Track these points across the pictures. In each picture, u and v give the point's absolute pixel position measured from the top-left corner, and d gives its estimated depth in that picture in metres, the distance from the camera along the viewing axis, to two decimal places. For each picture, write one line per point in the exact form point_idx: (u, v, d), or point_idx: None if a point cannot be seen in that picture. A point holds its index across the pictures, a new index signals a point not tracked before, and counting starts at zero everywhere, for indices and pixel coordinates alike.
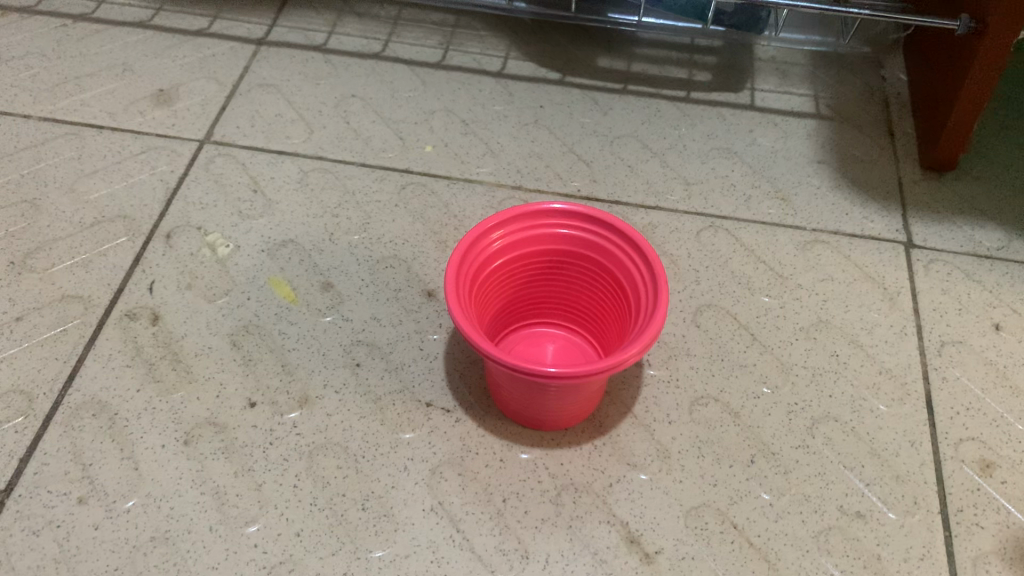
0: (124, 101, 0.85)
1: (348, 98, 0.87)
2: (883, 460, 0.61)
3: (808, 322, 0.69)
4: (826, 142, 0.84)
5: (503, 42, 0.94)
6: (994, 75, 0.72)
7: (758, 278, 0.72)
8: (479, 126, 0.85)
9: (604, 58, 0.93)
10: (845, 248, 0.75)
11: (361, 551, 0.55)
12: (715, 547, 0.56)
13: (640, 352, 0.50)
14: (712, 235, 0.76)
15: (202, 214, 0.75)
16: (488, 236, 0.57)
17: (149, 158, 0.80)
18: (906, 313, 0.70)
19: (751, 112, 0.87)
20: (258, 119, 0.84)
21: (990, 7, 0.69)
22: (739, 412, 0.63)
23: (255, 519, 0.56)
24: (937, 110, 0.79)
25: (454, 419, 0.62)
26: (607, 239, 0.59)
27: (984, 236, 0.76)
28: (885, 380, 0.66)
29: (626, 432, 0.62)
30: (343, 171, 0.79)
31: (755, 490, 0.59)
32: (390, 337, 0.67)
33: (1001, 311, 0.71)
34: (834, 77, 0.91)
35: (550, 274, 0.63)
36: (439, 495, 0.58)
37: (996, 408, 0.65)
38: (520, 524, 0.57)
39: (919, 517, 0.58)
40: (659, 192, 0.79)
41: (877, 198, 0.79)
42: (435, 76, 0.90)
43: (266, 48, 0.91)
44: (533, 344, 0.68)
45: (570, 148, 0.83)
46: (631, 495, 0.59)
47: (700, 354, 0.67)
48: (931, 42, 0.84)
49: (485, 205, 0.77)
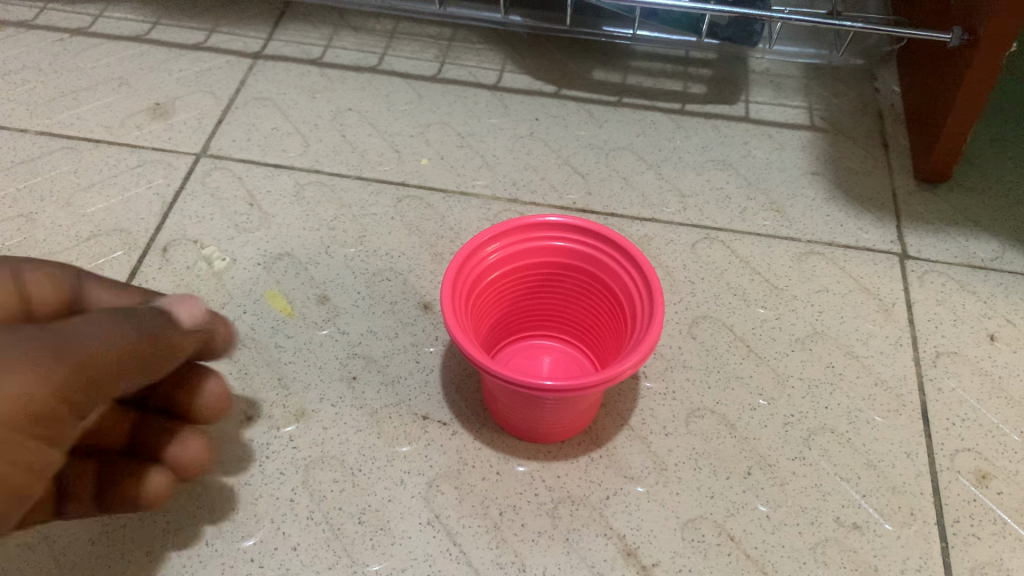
0: (121, 115, 0.85)
1: (344, 112, 0.87)
2: (879, 472, 0.61)
3: (803, 333, 0.70)
4: (821, 154, 0.85)
5: (499, 55, 0.94)
6: (987, 86, 0.72)
7: (753, 290, 0.73)
8: (475, 140, 0.85)
9: (600, 71, 0.93)
10: (840, 260, 0.75)
11: (357, 566, 0.55)
12: (711, 560, 0.56)
13: (634, 365, 0.49)
14: (707, 247, 0.76)
15: (199, 226, 0.75)
16: (484, 248, 0.57)
17: (146, 171, 0.80)
18: (900, 324, 0.70)
19: (745, 124, 0.88)
20: (255, 132, 0.84)
21: (982, 19, 0.70)
22: (736, 424, 0.64)
23: (251, 534, 0.56)
24: (931, 122, 0.80)
25: (451, 431, 0.62)
26: (604, 253, 0.59)
27: (978, 247, 0.76)
28: (880, 392, 0.66)
29: (622, 444, 0.62)
30: (339, 184, 0.80)
31: (752, 501, 0.59)
32: (386, 350, 0.67)
33: (995, 321, 0.71)
34: (828, 90, 0.91)
35: (546, 286, 0.63)
36: (436, 508, 0.58)
37: (991, 418, 0.65)
38: (517, 537, 0.57)
39: (916, 528, 0.58)
40: (655, 205, 0.80)
41: (872, 209, 0.80)
42: (431, 89, 0.90)
43: (263, 62, 0.92)
44: (529, 356, 0.68)
45: (565, 161, 0.83)
46: (628, 508, 0.59)
47: (696, 365, 0.67)
48: (924, 53, 0.84)
49: (481, 218, 0.78)
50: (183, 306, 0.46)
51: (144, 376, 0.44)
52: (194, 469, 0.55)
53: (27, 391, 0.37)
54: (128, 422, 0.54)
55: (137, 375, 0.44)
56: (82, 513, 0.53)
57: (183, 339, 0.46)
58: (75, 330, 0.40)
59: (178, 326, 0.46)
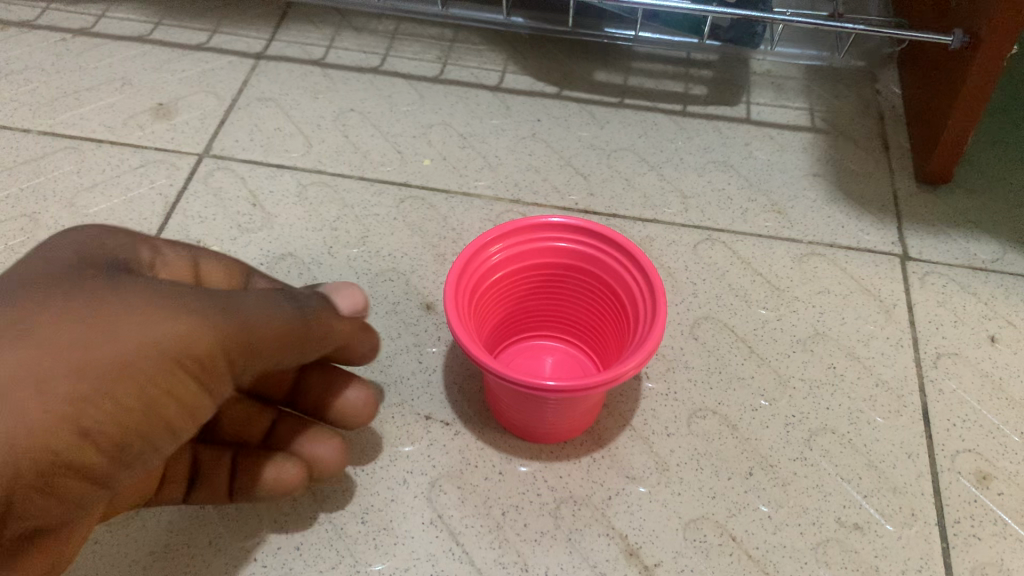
0: (123, 115, 0.85)
1: (347, 112, 0.87)
2: (880, 472, 0.62)
3: (804, 334, 0.70)
4: (821, 155, 0.85)
5: (501, 56, 0.95)
6: (988, 88, 0.72)
7: (754, 291, 0.73)
8: (477, 141, 0.85)
9: (601, 73, 0.93)
10: (842, 261, 0.76)
11: (360, 565, 0.55)
12: (713, 560, 0.56)
13: (636, 366, 0.50)
14: (708, 248, 0.76)
15: (201, 226, 0.75)
16: (488, 249, 0.58)
17: (149, 171, 0.80)
18: (902, 325, 0.71)
19: (747, 125, 0.88)
20: (258, 132, 0.84)
21: (983, 21, 0.70)
22: (737, 424, 0.64)
23: (254, 533, 0.57)
24: (932, 124, 0.80)
25: (453, 432, 0.62)
26: (607, 253, 0.59)
27: (979, 249, 0.77)
28: (882, 393, 0.66)
29: (624, 445, 0.62)
30: (342, 184, 0.80)
31: (753, 502, 0.59)
32: (388, 350, 0.67)
33: (996, 323, 0.71)
34: (829, 92, 0.92)
35: (549, 287, 0.64)
36: (438, 508, 0.58)
37: (991, 419, 0.65)
38: (519, 537, 0.57)
39: (917, 528, 0.59)
40: (656, 206, 0.80)
41: (872, 210, 0.80)
42: (433, 90, 0.90)
43: (265, 62, 0.92)
44: (532, 356, 0.68)
45: (567, 162, 0.84)
46: (630, 508, 0.59)
47: (698, 366, 0.67)
48: (925, 55, 0.84)
49: (483, 219, 0.78)
50: (346, 296, 0.52)
51: (301, 354, 0.49)
52: (328, 473, 0.57)
53: (215, 325, 0.43)
54: (268, 417, 0.58)
55: (295, 351, 0.48)
56: (209, 499, 0.55)
57: (339, 325, 0.51)
58: (246, 301, 0.46)
59: (344, 312, 0.52)
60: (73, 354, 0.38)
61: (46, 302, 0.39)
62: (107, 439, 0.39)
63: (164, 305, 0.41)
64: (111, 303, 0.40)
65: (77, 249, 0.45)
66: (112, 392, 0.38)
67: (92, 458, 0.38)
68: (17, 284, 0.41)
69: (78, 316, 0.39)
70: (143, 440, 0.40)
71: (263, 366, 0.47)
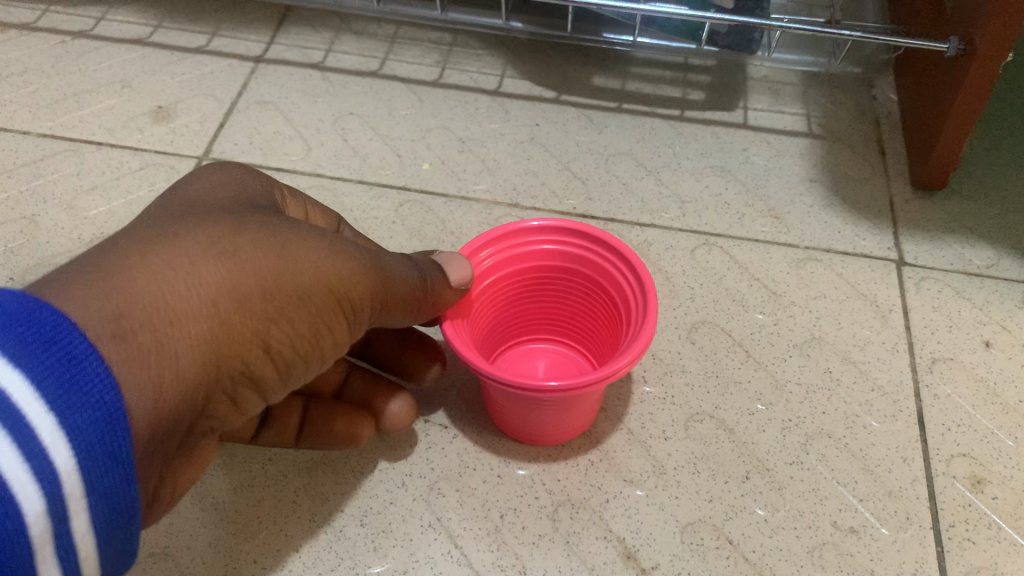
0: (122, 118, 0.85)
1: (346, 116, 0.87)
2: (876, 476, 0.62)
3: (801, 339, 0.70)
4: (818, 160, 0.86)
5: (500, 60, 0.95)
6: (983, 96, 0.73)
7: (751, 295, 0.73)
8: (475, 144, 0.85)
9: (599, 77, 0.94)
10: (838, 266, 0.76)
11: (358, 568, 0.56)
12: (710, 564, 0.57)
13: (630, 363, 0.50)
14: (706, 253, 0.77)
15: None
16: (476, 256, 0.58)
17: (148, 174, 0.80)
18: (897, 330, 0.71)
19: (744, 130, 0.89)
20: (257, 135, 0.85)
21: (978, 30, 0.70)
22: (734, 428, 0.64)
23: (253, 535, 0.57)
24: (927, 131, 0.80)
25: (452, 435, 0.63)
26: (595, 252, 0.60)
27: (974, 254, 0.77)
28: (878, 398, 0.67)
29: (621, 448, 0.63)
30: (341, 188, 0.80)
31: (750, 505, 0.60)
32: None
33: (991, 328, 0.72)
34: (825, 97, 0.92)
35: (540, 289, 0.64)
36: (437, 510, 0.58)
37: (986, 424, 0.65)
38: (517, 540, 0.57)
39: (912, 532, 0.59)
40: (654, 210, 0.80)
41: (868, 216, 0.80)
42: (432, 94, 0.91)
43: (264, 66, 0.92)
44: (527, 359, 0.69)
45: (565, 166, 0.84)
46: (627, 511, 0.59)
47: (695, 370, 0.68)
48: (921, 62, 0.85)
49: (481, 222, 0.78)
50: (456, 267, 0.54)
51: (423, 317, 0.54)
52: (386, 432, 0.62)
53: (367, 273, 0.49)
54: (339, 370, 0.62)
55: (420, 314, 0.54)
56: (276, 441, 0.60)
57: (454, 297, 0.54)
58: (389, 259, 0.52)
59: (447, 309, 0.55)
60: (266, 278, 0.44)
61: (240, 226, 0.45)
62: (280, 355, 0.46)
63: (331, 249, 0.47)
64: (293, 239, 0.46)
65: (236, 187, 0.51)
66: (292, 316, 0.45)
67: (269, 369, 0.45)
68: (209, 207, 0.47)
69: (271, 243, 0.45)
70: (300, 362, 0.47)
71: (390, 320, 0.52)
